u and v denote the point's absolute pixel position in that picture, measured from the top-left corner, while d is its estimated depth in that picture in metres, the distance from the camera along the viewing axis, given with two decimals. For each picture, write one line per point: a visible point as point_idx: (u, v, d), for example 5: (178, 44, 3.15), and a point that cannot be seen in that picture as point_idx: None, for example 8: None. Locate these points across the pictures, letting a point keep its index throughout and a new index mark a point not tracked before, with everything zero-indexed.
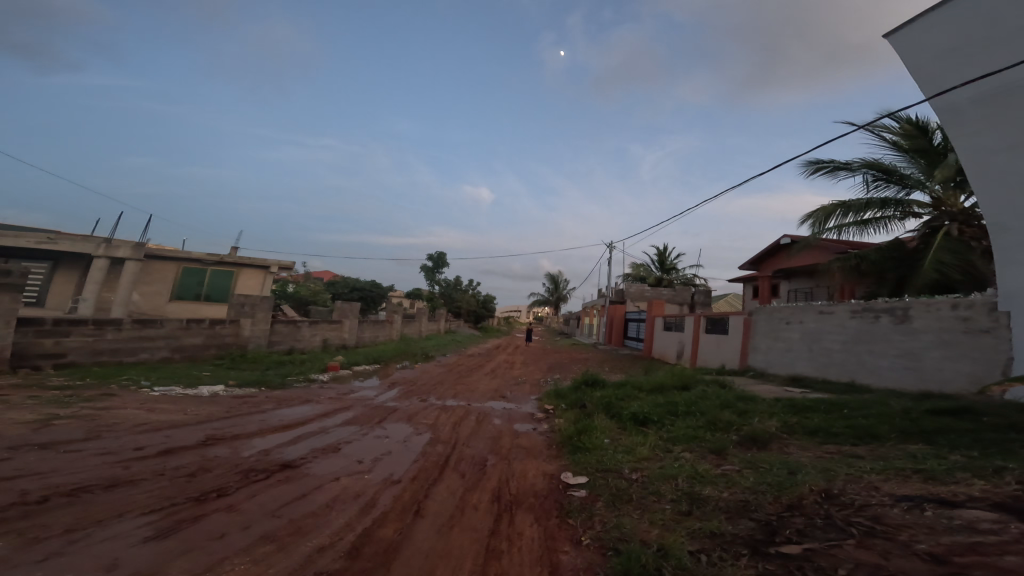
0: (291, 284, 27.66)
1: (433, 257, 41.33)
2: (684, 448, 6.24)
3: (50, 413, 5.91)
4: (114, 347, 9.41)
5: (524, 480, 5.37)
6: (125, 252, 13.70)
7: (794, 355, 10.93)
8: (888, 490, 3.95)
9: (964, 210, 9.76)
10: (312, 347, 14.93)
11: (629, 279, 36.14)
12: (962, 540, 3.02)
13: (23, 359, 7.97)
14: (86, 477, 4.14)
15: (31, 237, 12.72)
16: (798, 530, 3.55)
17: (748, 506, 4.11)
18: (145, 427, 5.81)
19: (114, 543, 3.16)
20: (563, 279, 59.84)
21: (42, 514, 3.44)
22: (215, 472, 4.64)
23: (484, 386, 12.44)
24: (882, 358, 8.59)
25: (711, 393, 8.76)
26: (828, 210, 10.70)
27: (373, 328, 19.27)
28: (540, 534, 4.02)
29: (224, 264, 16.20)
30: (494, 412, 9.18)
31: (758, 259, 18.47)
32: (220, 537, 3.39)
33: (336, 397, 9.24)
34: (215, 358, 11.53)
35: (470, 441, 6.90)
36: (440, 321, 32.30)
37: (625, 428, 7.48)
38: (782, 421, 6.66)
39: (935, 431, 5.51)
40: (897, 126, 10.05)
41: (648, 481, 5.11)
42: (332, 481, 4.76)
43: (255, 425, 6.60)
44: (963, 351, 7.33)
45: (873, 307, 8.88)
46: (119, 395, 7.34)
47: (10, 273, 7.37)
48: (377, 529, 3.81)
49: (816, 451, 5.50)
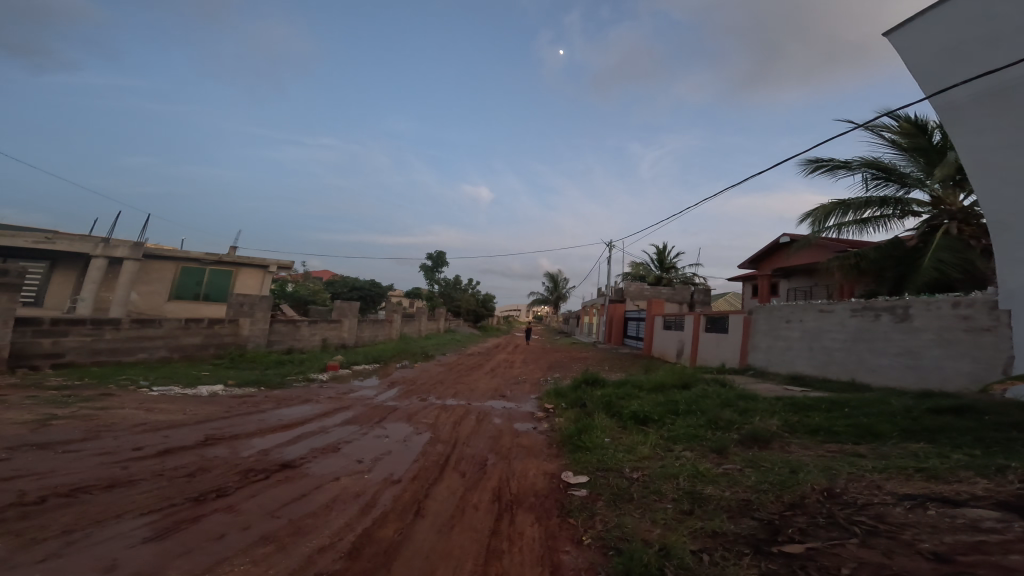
0: (290, 283, 27.60)
1: (432, 256, 41.29)
2: (685, 447, 6.23)
3: (48, 413, 5.88)
4: (112, 347, 9.38)
5: (524, 479, 5.35)
6: (124, 252, 13.67)
7: (795, 354, 10.91)
8: (890, 489, 3.93)
9: (964, 209, 9.74)
10: (311, 347, 14.89)
11: (629, 279, 36.12)
12: (966, 539, 3.00)
13: (21, 359, 7.94)
14: (85, 477, 4.13)
15: (29, 237, 12.68)
16: (801, 529, 3.54)
17: (750, 505, 4.10)
18: (144, 427, 5.79)
19: (113, 544, 3.14)
20: (562, 278, 59.80)
21: (40, 515, 3.42)
22: (215, 472, 4.62)
23: (484, 385, 12.42)
24: (882, 356, 8.58)
25: (712, 392, 8.74)
26: (827, 210, 10.69)
27: (372, 327, 19.23)
28: (541, 534, 4.00)
29: (223, 263, 16.14)
30: (493, 411, 9.15)
31: (757, 258, 18.45)
32: (219, 538, 3.37)
33: (335, 396, 9.22)
34: (213, 358, 11.50)
35: (471, 440, 6.88)
36: (439, 320, 32.25)
37: (625, 427, 7.46)
38: (783, 420, 6.64)
39: (937, 430, 5.49)
40: (897, 124, 10.02)
41: (649, 481, 5.09)
42: (332, 481, 4.74)
43: (254, 425, 6.57)
44: (964, 350, 7.32)
45: (874, 306, 8.86)
46: (117, 394, 7.31)
47: (7, 273, 7.34)
48: (377, 529, 3.79)
49: (817, 450, 5.49)
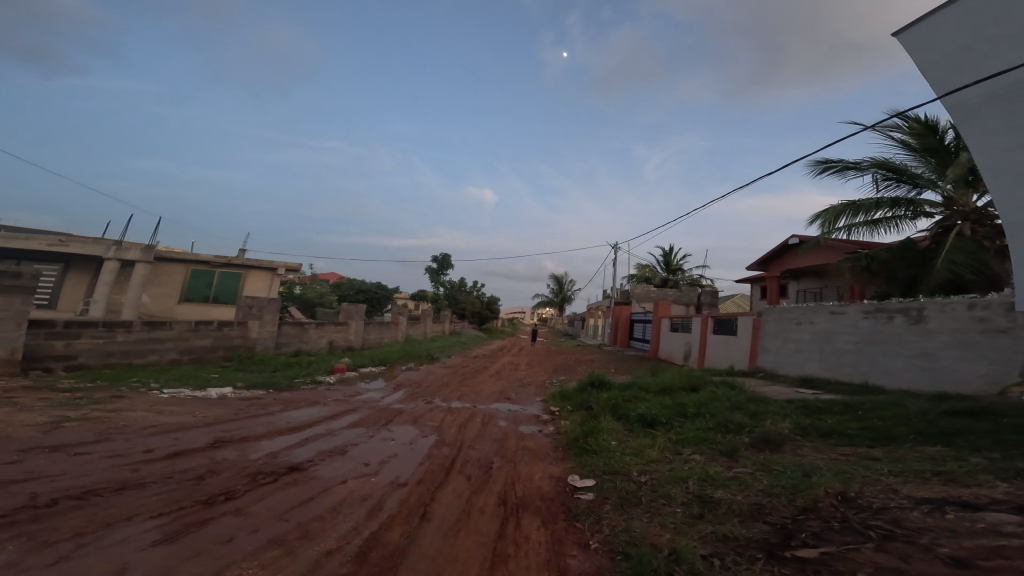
0: (298, 285, 27.80)
1: (439, 257, 41.32)
2: (694, 451, 6.18)
3: (60, 415, 5.91)
4: (124, 349, 9.43)
5: (529, 483, 5.32)
6: (135, 254, 13.77)
7: (805, 356, 10.84)
8: (907, 493, 3.88)
9: (977, 209, 9.64)
10: (318, 349, 14.95)
11: (635, 280, 36.05)
12: (987, 543, 2.95)
13: (34, 361, 8.01)
14: (95, 480, 4.15)
15: (42, 239, 12.83)
16: (814, 533, 3.50)
17: (762, 509, 4.05)
18: (154, 430, 5.83)
19: (122, 547, 3.13)
20: (566, 280, 59.65)
21: (52, 517, 3.43)
22: (223, 475, 4.62)
23: (489, 387, 12.42)
24: (896, 358, 8.50)
25: (720, 394, 8.70)
26: (837, 211, 10.61)
27: (378, 329, 19.27)
28: (547, 538, 3.98)
29: (232, 266, 16.19)
30: (500, 414, 9.13)
31: (765, 259, 18.33)
32: (229, 541, 3.37)
33: (343, 399, 9.23)
34: (222, 360, 11.55)
35: (477, 443, 6.86)
36: (445, 322, 32.31)
37: (633, 430, 7.42)
38: (795, 422, 6.60)
39: (953, 433, 5.43)
40: (906, 124, 9.93)
41: (659, 484, 5.06)
42: (339, 484, 4.74)
43: (262, 427, 6.59)
44: (980, 352, 7.25)
45: (886, 308, 8.79)
46: (128, 397, 7.35)
47: (21, 276, 7.39)
48: (383, 532, 3.78)
49: (830, 453, 5.43)
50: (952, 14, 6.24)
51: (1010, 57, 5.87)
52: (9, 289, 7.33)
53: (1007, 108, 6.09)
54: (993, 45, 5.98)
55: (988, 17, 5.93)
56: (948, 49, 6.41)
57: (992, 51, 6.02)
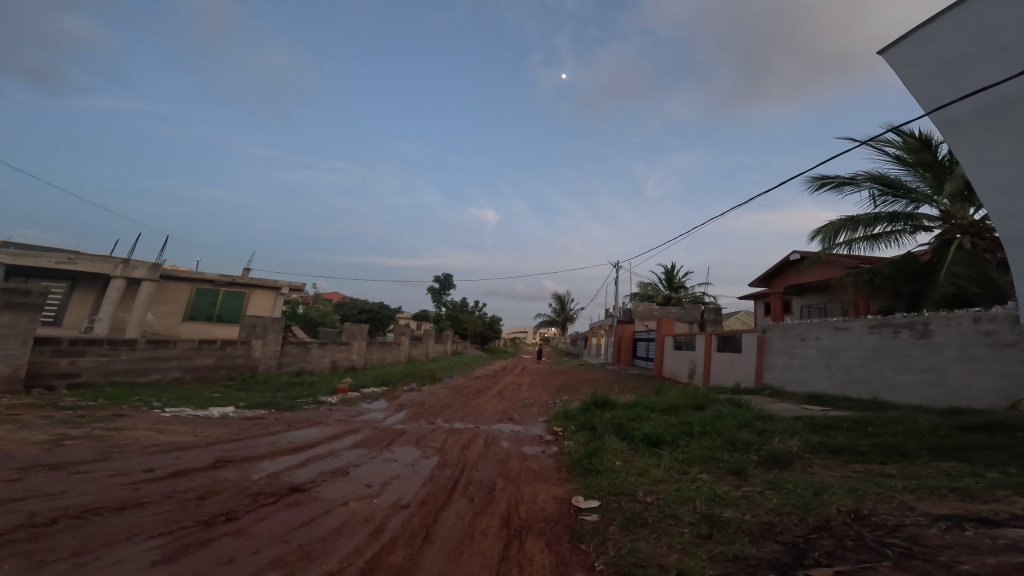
0: (298, 304, 27.89)
1: (439, 277, 41.41)
2: (702, 469, 6.09)
3: (61, 433, 5.86)
4: (128, 367, 9.42)
5: (533, 504, 5.22)
6: (141, 273, 13.88)
7: (812, 372, 10.72)
8: (924, 510, 3.79)
9: (975, 222, 9.67)
10: (321, 368, 14.86)
11: (636, 299, 35.86)
12: (1010, 560, 2.87)
13: (37, 379, 7.99)
14: (96, 499, 4.09)
15: (52, 257, 13.02)
16: (827, 552, 3.41)
17: (773, 528, 3.97)
18: (155, 448, 5.77)
19: (120, 568, 3.07)
20: (568, 299, 59.53)
21: (50, 536, 3.38)
22: (224, 495, 4.54)
23: (492, 407, 12.30)
24: (905, 372, 8.40)
25: (726, 412, 8.61)
26: (837, 225, 10.63)
27: (379, 349, 19.14)
28: (551, 560, 3.88)
29: (236, 285, 16.22)
30: (502, 434, 9.01)
31: (768, 276, 18.29)
32: (229, 562, 3.30)
33: (344, 419, 9.08)
34: (225, 379, 11.50)
35: (479, 465, 6.76)
36: (445, 341, 32.11)
37: (637, 450, 7.31)
38: (804, 440, 6.50)
39: (968, 448, 5.33)
40: (901, 140, 10.03)
41: (665, 504, 4.96)
42: (341, 505, 4.66)
43: (264, 447, 6.52)
44: (991, 365, 7.17)
45: (892, 323, 8.75)
46: (130, 415, 7.30)
47: (30, 293, 7.48)
48: (386, 554, 3.70)
49: (841, 471, 5.34)
50: (935, 32, 6.30)
51: (998, 70, 5.87)
52: (18, 305, 7.39)
53: (996, 125, 6.06)
54: (977, 59, 6.02)
55: (972, 33, 5.98)
56: (930, 65, 6.44)
57: (978, 66, 6.04)
